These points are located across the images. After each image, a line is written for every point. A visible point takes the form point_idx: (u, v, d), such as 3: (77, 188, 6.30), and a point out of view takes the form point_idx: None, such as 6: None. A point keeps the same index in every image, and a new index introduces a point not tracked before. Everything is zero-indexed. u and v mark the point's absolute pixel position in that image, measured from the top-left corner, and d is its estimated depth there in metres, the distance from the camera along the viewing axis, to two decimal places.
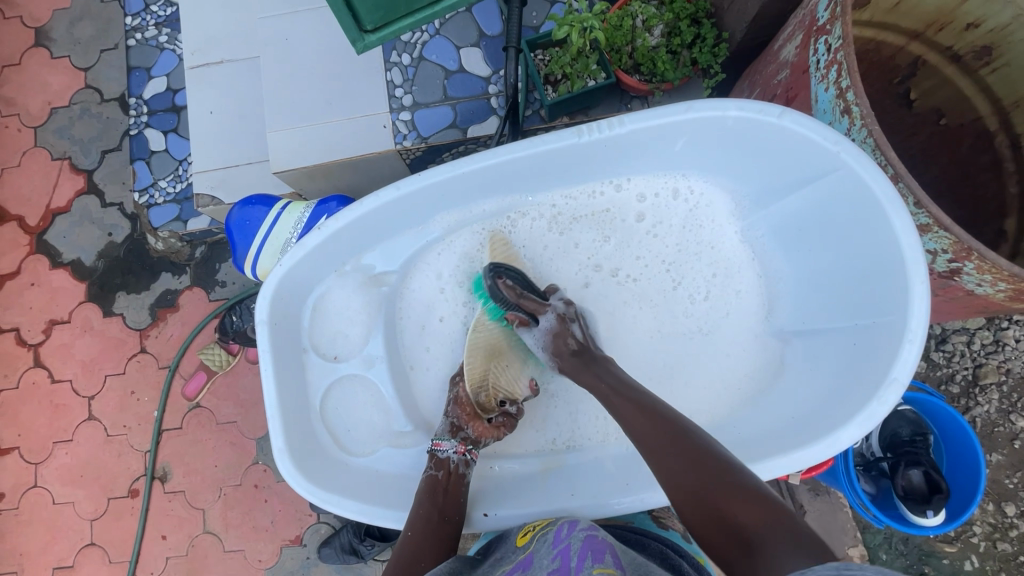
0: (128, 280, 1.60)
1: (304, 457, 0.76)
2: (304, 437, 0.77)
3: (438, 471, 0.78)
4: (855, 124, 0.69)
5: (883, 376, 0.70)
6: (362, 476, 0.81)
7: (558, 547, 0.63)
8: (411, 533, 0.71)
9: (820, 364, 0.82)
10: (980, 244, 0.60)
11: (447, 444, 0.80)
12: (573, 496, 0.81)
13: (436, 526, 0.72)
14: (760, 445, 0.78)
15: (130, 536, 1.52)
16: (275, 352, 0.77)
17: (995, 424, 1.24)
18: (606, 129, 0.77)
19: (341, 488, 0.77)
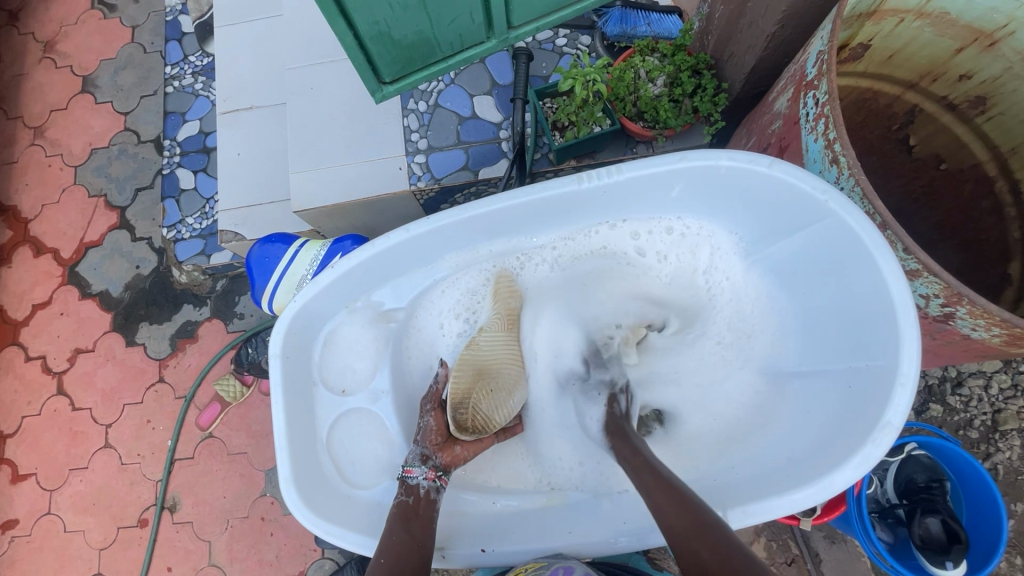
0: (152, 311, 1.66)
1: (309, 489, 0.78)
2: (310, 467, 0.79)
3: (408, 497, 0.76)
4: (843, 173, 0.72)
5: (877, 419, 0.71)
6: (364, 510, 0.82)
7: None
8: (384, 560, 0.70)
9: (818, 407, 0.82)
10: (969, 290, 0.62)
11: (418, 470, 0.77)
12: (571, 535, 0.82)
13: (407, 550, 0.71)
14: (759, 487, 0.78)
15: (136, 567, 1.52)
16: (287, 384, 0.80)
17: (1018, 472, 1.21)
18: (604, 176, 0.82)
19: (343, 521, 0.79)
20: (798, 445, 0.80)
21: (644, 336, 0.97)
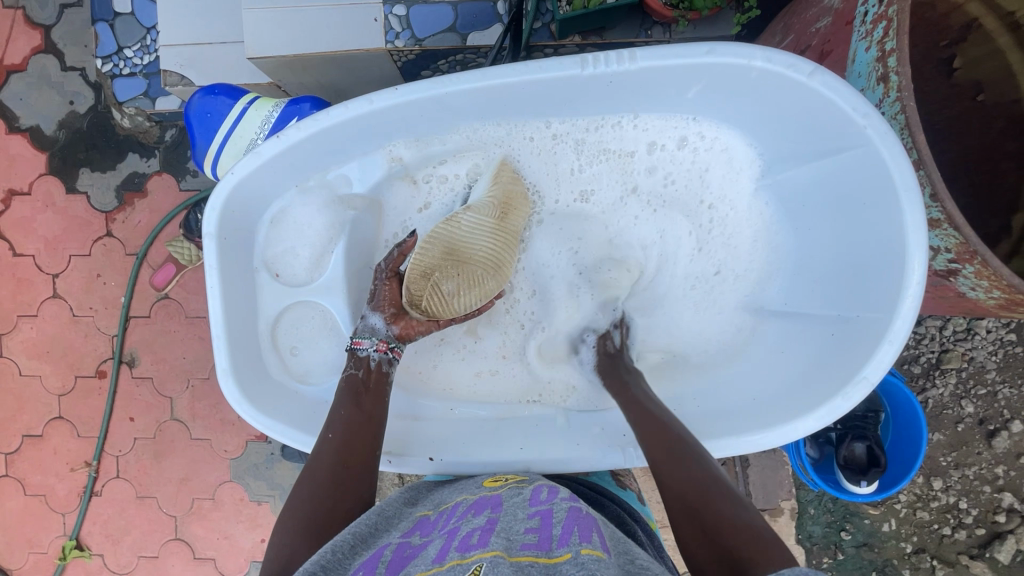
0: (92, 156, 1.49)
1: (249, 378, 0.77)
2: (249, 360, 0.77)
3: (358, 369, 0.77)
4: (889, 94, 0.63)
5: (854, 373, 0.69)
6: (309, 404, 0.81)
7: (537, 509, 0.63)
8: (332, 436, 0.72)
9: (792, 349, 0.80)
10: (986, 248, 0.59)
11: (367, 343, 0.77)
12: (523, 450, 0.81)
13: (356, 422, 0.73)
14: (725, 421, 0.78)
15: (98, 415, 1.53)
16: (224, 268, 0.75)
17: (944, 407, 1.25)
18: (612, 63, 0.69)
19: (284, 416, 0.78)
20: (768, 386, 0.80)
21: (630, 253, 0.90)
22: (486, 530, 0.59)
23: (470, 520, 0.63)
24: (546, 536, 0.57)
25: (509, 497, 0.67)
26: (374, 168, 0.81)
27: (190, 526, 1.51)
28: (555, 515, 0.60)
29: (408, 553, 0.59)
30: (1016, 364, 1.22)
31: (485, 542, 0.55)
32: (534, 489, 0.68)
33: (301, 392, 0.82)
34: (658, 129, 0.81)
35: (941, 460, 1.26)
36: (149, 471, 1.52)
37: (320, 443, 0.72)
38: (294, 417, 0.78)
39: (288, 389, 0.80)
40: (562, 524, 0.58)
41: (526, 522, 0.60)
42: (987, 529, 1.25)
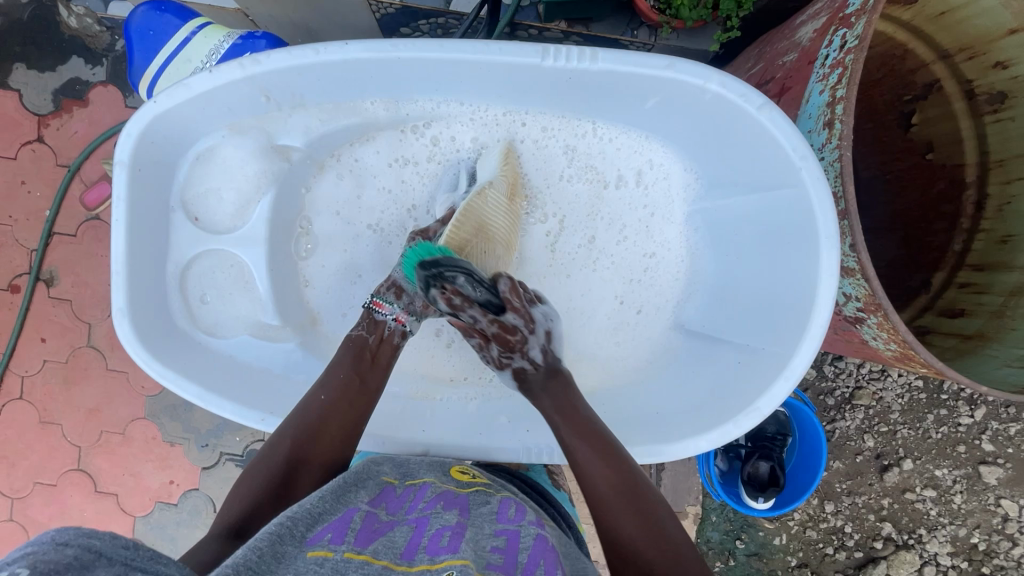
0: (30, 52, 1.36)
1: (145, 320, 0.74)
2: (149, 300, 0.74)
3: (371, 335, 0.80)
4: (830, 141, 0.64)
5: (749, 403, 0.72)
6: (211, 358, 0.79)
7: (505, 528, 0.60)
8: (325, 397, 0.73)
9: (703, 370, 0.83)
10: (890, 304, 0.60)
11: (389, 308, 0.81)
12: (424, 433, 0.83)
13: (352, 389, 0.74)
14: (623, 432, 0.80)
15: (6, 331, 1.43)
16: (133, 200, 0.71)
17: (848, 438, 1.34)
18: (574, 58, 0.68)
19: (180, 368, 0.75)
20: (671, 403, 0.82)
21: (571, 250, 0.90)
22: (456, 534, 0.57)
23: (440, 515, 0.61)
24: (511, 559, 0.54)
25: (477, 505, 0.66)
26: (314, 124, 0.79)
27: (95, 459, 1.43)
28: (524, 538, 0.58)
29: (377, 526, 0.57)
30: (917, 408, 1.32)
31: (455, 548, 0.53)
32: (500, 502, 0.66)
33: (207, 344, 0.80)
34: (609, 134, 0.83)
35: (836, 486, 1.35)
36: (55, 397, 1.43)
37: (310, 400, 0.73)
38: (194, 369, 0.77)
39: (193, 339, 0.79)
40: (528, 553, 0.55)
41: (492, 539, 0.58)
42: (865, 552, 1.36)
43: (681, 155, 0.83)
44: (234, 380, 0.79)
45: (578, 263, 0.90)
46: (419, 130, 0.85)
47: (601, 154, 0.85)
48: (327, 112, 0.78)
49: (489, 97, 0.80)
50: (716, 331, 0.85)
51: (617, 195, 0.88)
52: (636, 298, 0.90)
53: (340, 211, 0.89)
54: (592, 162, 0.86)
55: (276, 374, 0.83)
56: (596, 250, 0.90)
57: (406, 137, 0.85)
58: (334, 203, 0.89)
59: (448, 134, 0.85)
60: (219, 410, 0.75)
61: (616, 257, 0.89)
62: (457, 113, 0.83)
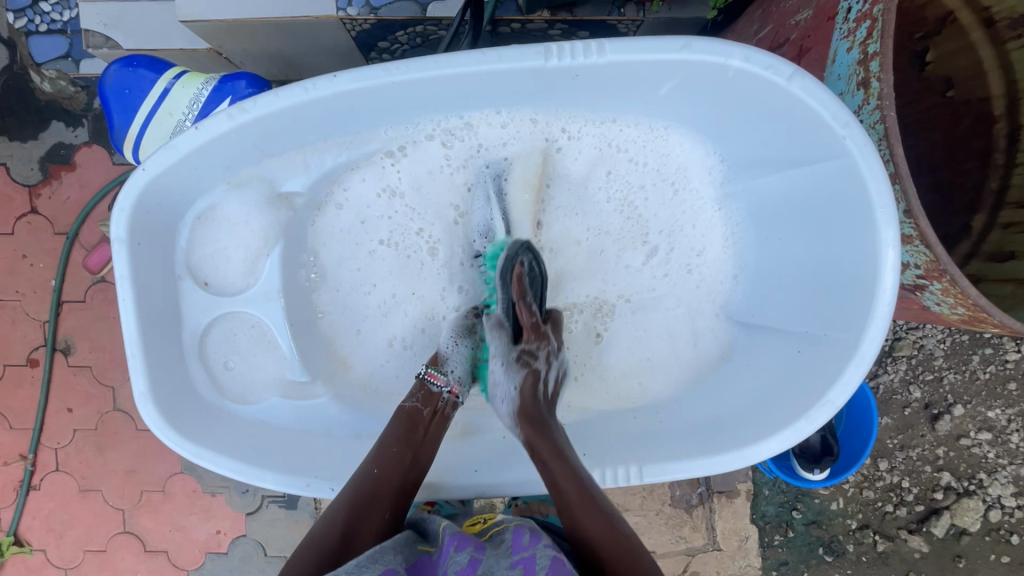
0: (10, 123, 1.34)
1: (172, 401, 0.72)
2: (172, 378, 0.72)
3: (426, 407, 0.76)
4: (869, 102, 0.61)
5: (820, 396, 0.70)
6: (243, 426, 0.77)
7: (521, 555, 0.59)
8: (378, 470, 0.70)
9: (758, 361, 0.80)
10: (956, 269, 0.58)
11: (442, 379, 0.79)
12: (476, 473, 0.81)
13: (404, 461, 0.71)
14: (678, 440, 0.78)
15: (32, 405, 1.42)
16: (139, 280, 0.68)
17: (894, 392, 1.29)
18: (579, 55, 0.64)
19: (214, 442, 0.73)
20: (730, 401, 0.80)
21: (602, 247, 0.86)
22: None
23: (454, 558, 0.60)
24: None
25: (493, 543, 0.63)
26: (312, 166, 0.76)
27: (139, 519, 1.42)
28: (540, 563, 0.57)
29: None
30: (962, 351, 1.27)
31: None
32: (516, 529, 0.64)
33: (236, 412, 0.78)
34: (629, 127, 0.78)
35: (888, 442, 1.31)
36: (91, 464, 1.42)
37: (363, 474, 0.70)
38: (226, 442, 0.75)
39: (220, 409, 0.76)
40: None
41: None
42: (925, 506, 1.32)
43: (703, 135, 0.78)
44: (270, 446, 0.77)
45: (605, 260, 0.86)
46: (418, 155, 0.79)
47: (618, 152, 0.80)
48: (331, 150, 0.76)
49: (491, 108, 0.75)
50: (766, 319, 0.81)
51: (643, 183, 0.83)
52: (673, 294, 0.86)
53: (344, 257, 0.84)
54: (608, 162, 0.81)
55: (308, 429, 0.80)
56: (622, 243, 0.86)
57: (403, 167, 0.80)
58: (337, 243, 0.84)
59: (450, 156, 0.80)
60: (263, 482, 0.73)
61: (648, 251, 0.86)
62: (457, 133, 0.78)
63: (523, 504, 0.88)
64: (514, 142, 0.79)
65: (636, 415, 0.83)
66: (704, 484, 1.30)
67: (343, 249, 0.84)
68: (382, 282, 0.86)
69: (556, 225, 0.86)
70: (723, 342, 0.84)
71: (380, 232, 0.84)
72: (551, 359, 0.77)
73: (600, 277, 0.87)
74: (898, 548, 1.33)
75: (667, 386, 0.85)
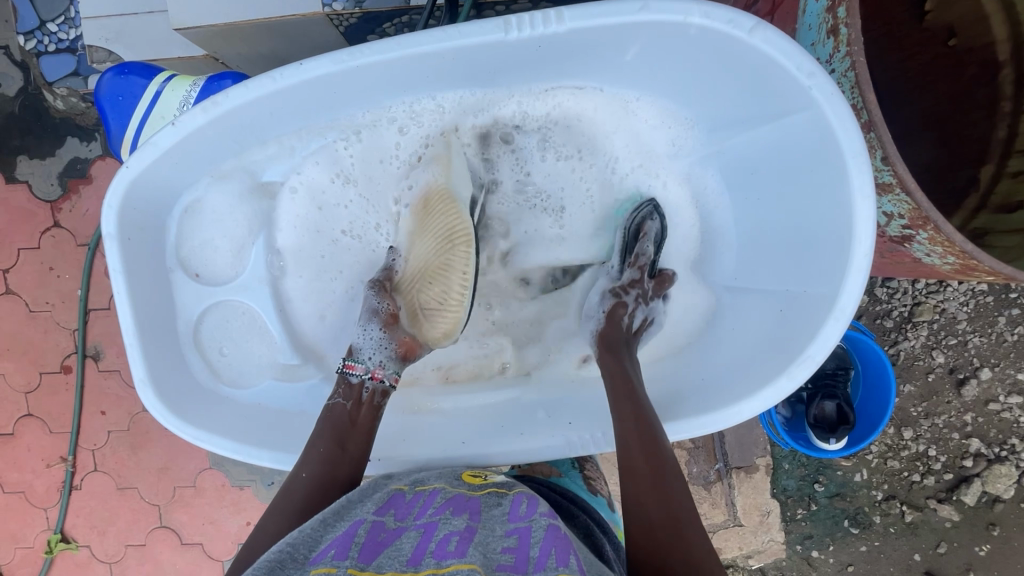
0: (28, 142, 1.40)
1: (171, 387, 0.75)
2: (169, 365, 0.75)
3: (347, 400, 0.76)
4: (838, 49, 0.60)
5: (799, 353, 0.69)
6: (242, 410, 0.81)
7: (517, 525, 0.60)
8: (307, 474, 0.69)
9: (740, 324, 0.78)
10: (939, 215, 0.56)
11: (362, 368, 0.77)
12: (464, 445, 0.81)
13: (333, 459, 0.71)
14: (663, 406, 0.77)
15: (68, 410, 1.49)
16: (132, 273, 0.72)
17: (916, 358, 1.26)
18: (538, 25, 0.63)
19: (214, 425, 0.77)
20: (711, 367, 0.79)
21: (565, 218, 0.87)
22: (464, 537, 0.57)
23: (448, 521, 0.61)
24: (523, 557, 0.54)
25: (488, 505, 0.65)
26: (285, 156, 0.78)
27: (174, 513, 1.49)
28: (534, 534, 0.57)
29: (382, 537, 0.58)
30: (986, 313, 1.23)
31: (462, 553, 0.54)
32: (513, 500, 0.66)
33: (233, 397, 0.81)
34: (598, 97, 0.77)
35: (912, 410, 1.27)
36: (126, 463, 1.49)
37: (291, 481, 0.69)
38: (223, 424, 0.78)
39: (218, 394, 0.80)
40: (539, 547, 0.55)
41: (503, 541, 0.57)
42: (955, 473, 1.28)
43: (673, 102, 0.76)
44: (267, 427, 0.80)
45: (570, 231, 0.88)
46: (388, 136, 0.80)
47: (587, 121, 0.80)
48: (300, 140, 0.77)
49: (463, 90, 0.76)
50: (750, 281, 0.79)
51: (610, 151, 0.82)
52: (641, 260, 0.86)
53: (322, 249, 0.86)
54: (577, 132, 0.81)
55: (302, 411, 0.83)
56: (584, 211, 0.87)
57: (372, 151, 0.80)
58: (313, 229, 0.85)
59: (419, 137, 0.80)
60: (260, 461, 0.77)
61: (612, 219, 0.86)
62: (425, 114, 0.78)
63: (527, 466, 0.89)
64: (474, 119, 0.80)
65: None
66: (722, 460, 1.29)
67: (320, 241, 0.85)
68: (363, 269, 0.86)
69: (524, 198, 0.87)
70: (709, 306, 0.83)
71: (344, 210, 0.83)
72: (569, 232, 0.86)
73: (565, 245, 0.88)
74: (928, 518, 1.30)
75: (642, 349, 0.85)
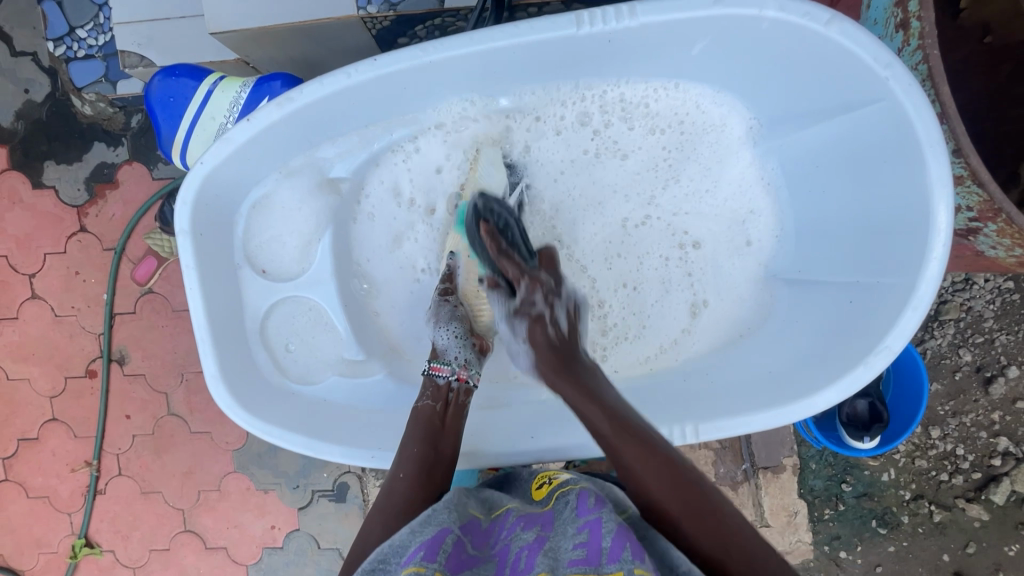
0: (56, 147, 1.41)
1: (238, 381, 0.76)
2: (238, 362, 0.76)
3: (435, 402, 0.78)
4: (910, 43, 0.66)
5: (875, 343, 0.68)
6: (305, 405, 0.80)
7: (587, 517, 0.56)
8: (405, 473, 0.70)
9: (808, 316, 0.79)
10: (1011, 207, 0.62)
11: (447, 369, 0.80)
12: (533, 439, 0.80)
13: (428, 459, 0.72)
14: (723, 399, 0.77)
15: (93, 414, 1.49)
16: (202, 267, 0.73)
17: (942, 357, 1.25)
18: (610, 20, 0.65)
19: (280, 420, 0.77)
20: (778, 359, 0.79)
21: (620, 212, 0.88)
22: (535, 549, 0.55)
23: (520, 536, 0.58)
24: (595, 550, 0.51)
25: (560, 510, 0.62)
26: (353, 152, 0.80)
27: (199, 518, 1.48)
28: (605, 526, 0.54)
29: (465, 556, 0.56)
30: (1013, 312, 1.22)
31: (532, 567, 0.52)
32: (580, 495, 0.62)
33: (298, 392, 0.81)
34: (656, 93, 0.79)
35: (939, 409, 1.27)
36: (151, 467, 1.49)
37: (391, 481, 0.70)
38: (289, 420, 0.77)
39: (284, 390, 0.80)
40: (611, 537, 0.52)
41: (575, 540, 0.54)
42: (983, 472, 1.27)
43: (732, 96, 0.79)
44: (333, 422, 0.80)
45: (627, 224, 0.88)
46: (456, 133, 0.82)
47: (664, 121, 0.82)
48: (372, 135, 0.79)
49: (535, 88, 0.78)
50: (813, 274, 0.80)
51: (667, 144, 0.84)
52: (696, 251, 0.87)
53: (383, 245, 0.88)
54: (654, 130, 0.83)
55: (365, 407, 0.83)
56: (639, 206, 0.88)
57: (442, 146, 0.84)
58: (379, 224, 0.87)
59: (493, 135, 0.83)
60: (329, 454, 0.76)
61: (669, 211, 0.87)
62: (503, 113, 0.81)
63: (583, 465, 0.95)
64: (531, 119, 0.82)
65: (680, 376, 0.84)
66: (748, 460, 1.29)
67: (383, 235, 0.88)
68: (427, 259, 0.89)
69: (582, 192, 0.88)
70: (772, 300, 0.84)
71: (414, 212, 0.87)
72: (552, 300, 0.78)
73: (621, 246, 0.89)
74: (956, 518, 1.29)
75: (708, 342, 0.86)
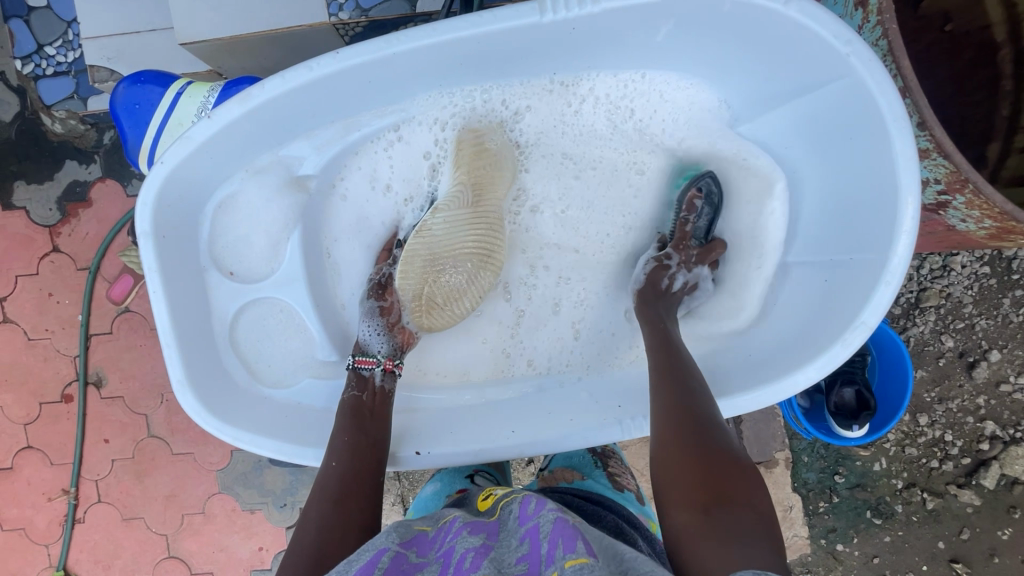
0: (26, 167, 1.37)
1: (207, 387, 0.75)
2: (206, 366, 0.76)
3: (362, 392, 0.79)
4: (869, 20, 0.68)
5: (851, 319, 0.70)
6: (279, 409, 0.81)
7: (527, 526, 0.57)
8: (336, 463, 0.71)
9: (796, 296, 0.80)
10: (978, 177, 0.63)
11: (373, 361, 0.81)
12: (512, 434, 0.82)
13: (356, 448, 0.72)
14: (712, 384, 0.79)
15: (70, 439, 1.44)
16: (165, 271, 0.72)
17: (926, 344, 1.26)
18: (573, 7, 0.66)
19: (253, 425, 0.77)
20: (764, 338, 0.81)
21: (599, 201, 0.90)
22: (481, 552, 0.54)
23: (465, 539, 0.57)
24: (536, 561, 0.51)
25: (504, 518, 0.62)
26: (327, 145, 0.79)
27: (183, 543, 1.43)
28: (544, 532, 0.54)
29: (405, 568, 0.54)
30: (991, 296, 1.23)
31: (475, 569, 0.51)
32: (522, 503, 0.62)
33: (272, 396, 0.81)
34: (617, 84, 0.80)
35: (925, 396, 1.27)
36: (131, 492, 1.44)
37: (323, 470, 0.71)
38: (256, 426, 0.78)
39: (257, 394, 0.80)
40: (547, 541, 0.52)
41: (518, 549, 0.54)
42: (972, 458, 1.27)
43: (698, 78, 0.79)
44: (309, 425, 0.80)
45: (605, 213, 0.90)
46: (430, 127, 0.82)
47: (628, 113, 0.83)
48: (350, 125, 0.79)
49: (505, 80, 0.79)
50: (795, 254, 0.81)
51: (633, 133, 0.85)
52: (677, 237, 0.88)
53: (359, 245, 0.87)
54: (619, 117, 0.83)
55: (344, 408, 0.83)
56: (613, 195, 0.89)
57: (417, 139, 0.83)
58: (353, 221, 0.86)
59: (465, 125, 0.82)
60: (301, 458, 0.77)
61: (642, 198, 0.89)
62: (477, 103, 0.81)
63: (550, 474, 0.92)
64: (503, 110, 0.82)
65: None
66: None
67: (358, 233, 0.87)
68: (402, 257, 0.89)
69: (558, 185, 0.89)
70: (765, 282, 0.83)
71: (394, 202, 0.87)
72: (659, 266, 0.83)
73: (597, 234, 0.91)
74: (949, 505, 1.29)
75: (700, 331, 0.86)
